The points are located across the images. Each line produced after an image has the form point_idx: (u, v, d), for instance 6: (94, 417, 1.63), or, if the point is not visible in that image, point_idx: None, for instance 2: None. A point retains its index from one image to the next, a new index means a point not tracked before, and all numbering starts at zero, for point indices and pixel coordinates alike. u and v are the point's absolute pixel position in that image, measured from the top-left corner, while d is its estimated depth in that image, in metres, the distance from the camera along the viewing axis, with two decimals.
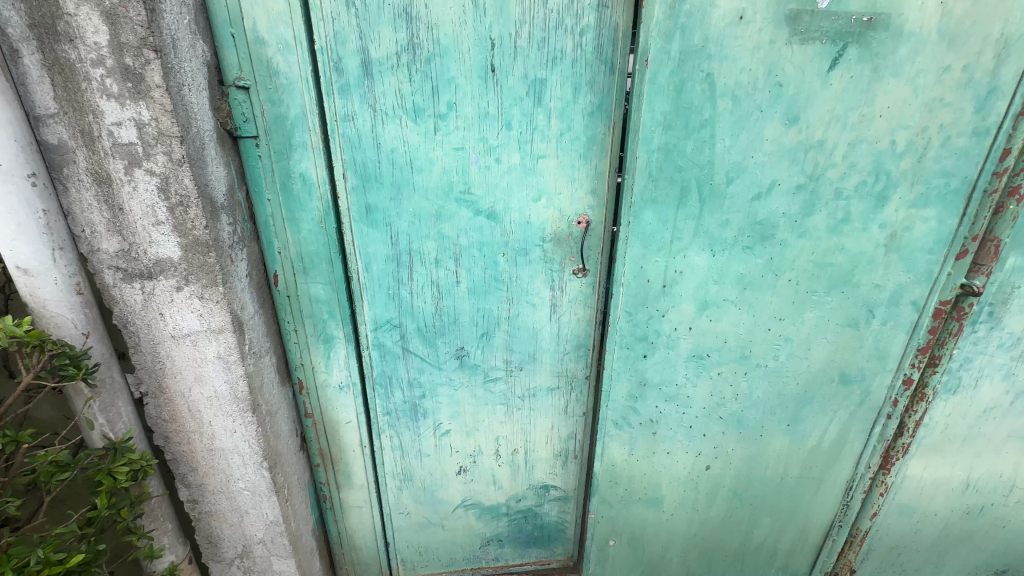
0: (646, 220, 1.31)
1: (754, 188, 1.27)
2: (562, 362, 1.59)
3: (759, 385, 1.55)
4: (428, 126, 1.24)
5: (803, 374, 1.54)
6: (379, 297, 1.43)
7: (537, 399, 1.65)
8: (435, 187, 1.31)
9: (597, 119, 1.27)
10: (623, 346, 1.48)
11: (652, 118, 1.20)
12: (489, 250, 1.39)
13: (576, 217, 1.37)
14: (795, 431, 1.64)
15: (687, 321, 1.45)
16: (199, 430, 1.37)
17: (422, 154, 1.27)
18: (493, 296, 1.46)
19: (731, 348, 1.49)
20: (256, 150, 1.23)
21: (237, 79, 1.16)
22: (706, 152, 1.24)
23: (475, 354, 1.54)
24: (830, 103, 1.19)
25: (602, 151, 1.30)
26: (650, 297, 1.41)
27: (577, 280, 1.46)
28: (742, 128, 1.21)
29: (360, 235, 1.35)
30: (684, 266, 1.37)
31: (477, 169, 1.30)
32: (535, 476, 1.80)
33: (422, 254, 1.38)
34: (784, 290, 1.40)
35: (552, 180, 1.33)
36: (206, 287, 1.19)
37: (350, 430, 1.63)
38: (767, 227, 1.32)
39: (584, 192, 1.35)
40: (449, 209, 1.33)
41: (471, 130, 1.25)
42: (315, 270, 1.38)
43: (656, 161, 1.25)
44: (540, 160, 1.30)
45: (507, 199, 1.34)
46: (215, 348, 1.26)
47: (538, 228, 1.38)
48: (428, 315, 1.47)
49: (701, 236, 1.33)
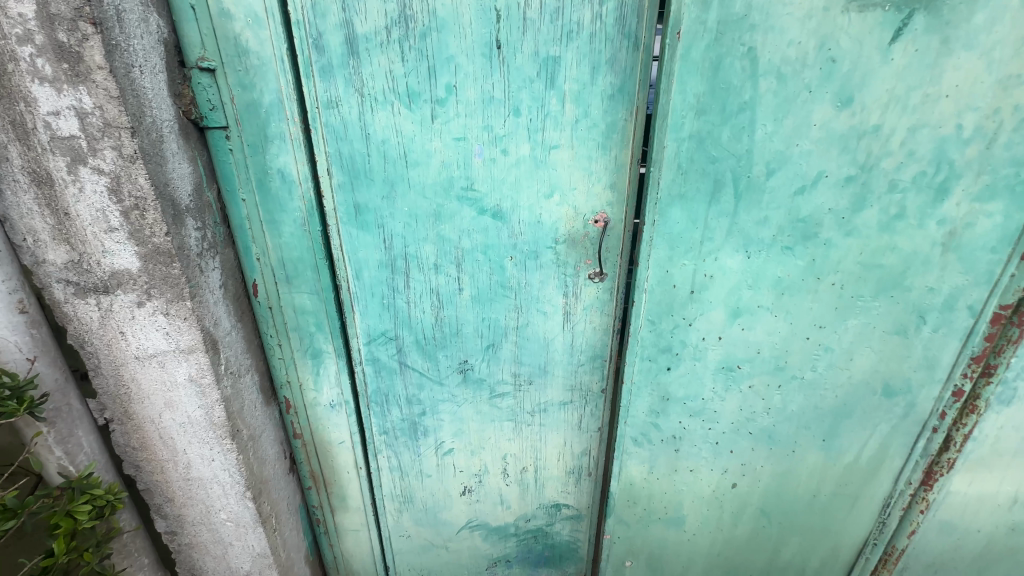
0: (673, 219, 1.16)
1: (797, 181, 1.12)
2: (575, 375, 1.44)
3: (793, 399, 1.41)
4: (424, 114, 1.07)
5: (843, 387, 1.39)
6: (371, 307, 1.27)
7: (548, 414, 1.51)
8: (433, 183, 1.14)
9: (618, 103, 1.10)
10: (644, 358, 1.34)
11: (683, 101, 1.04)
12: (495, 254, 1.24)
13: (592, 215, 1.22)
14: (830, 446, 1.50)
15: (717, 331, 1.30)
16: (174, 457, 1.23)
17: (418, 146, 1.10)
18: (499, 305, 1.30)
19: (764, 359, 1.34)
20: (226, 143, 1.07)
21: (200, 59, 0.99)
22: (744, 140, 1.07)
23: (480, 368, 1.40)
24: (889, 82, 1.03)
25: (623, 140, 1.14)
26: (676, 305, 1.26)
27: (593, 285, 1.30)
28: (787, 112, 1.05)
29: (349, 239, 1.19)
30: (715, 269, 1.22)
31: (481, 163, 1.14)
32: (545, 495, 1.66)
33: (419, 259, 1.22)
34: (826, 295, 1.25)
35: (566, 175, 1.17)
36: (171, 302, 1.04)
37: (344, 451, 1.49)
38: (810, 225, 1.17)
39: (602, 187, 1.19)
40: (450, 208, 1.17)
41: (474, 118, 1.09)
42: (299, 278, 1.22)
43: (686, 150, 1.09)
44: (553, 151, 1.14)
45: (514, 196, 1.18)
46: (186, 370, 1.11)
47: (550, 229, 1.22)
48: (427, 326, 1.31)
49: (735, 235, 1.18)
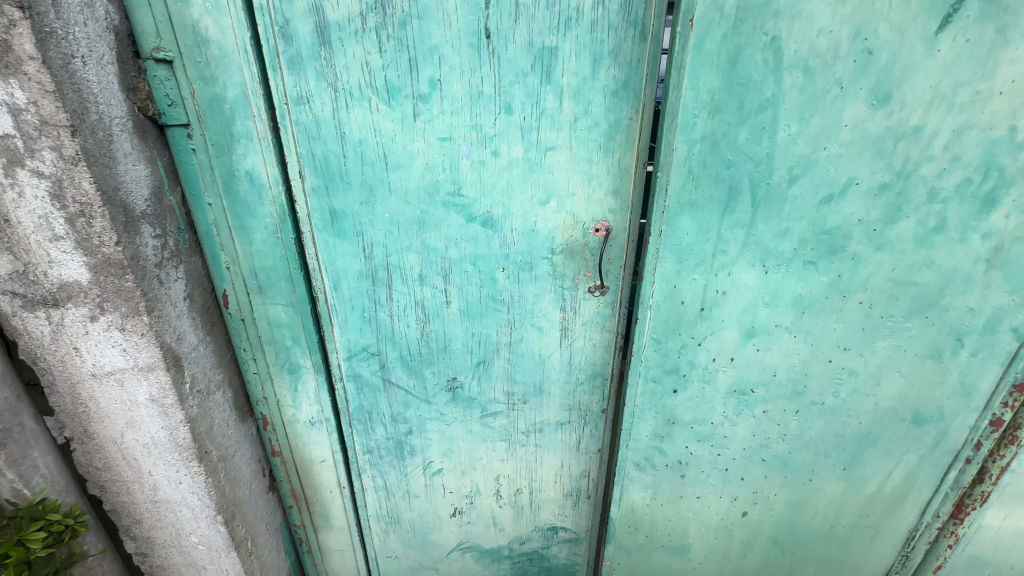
0: (682, 230, 1.04)
1: (824, 189, 0.99)
2: (573, 394, 1.34)
3: (812, 425, 1.29)
4: (405, 111, 0.97)
5: (867, 414, 1.27)
6: (351, 321, 1.17)
7: (543, 434, 1.41)
8: (416, 188, 1.04)
9: (623, 100, 0.99)
10: (648, 379, 1.23)
11: (696, 97, 0.92)
12: (485, 265, 1.13)
13: (593, 223, 1.10)
14: (851, 475, 1.38)
15: (729, 351, 1.18)
16: (140, 479, 1.15)
17: (399, 146, 1.00)
18: (490, 319, 1.20)
19: (781, 382, 1.22)
20: (188, 142, 0.98)
21: (156, 49, 0.90)
22: (764, 142, 0.95)
23: (470, 386, 1.29)
24: (934, 77, 0.89)
25: (628, 141, 1.03)
26: (683, 323, 1.15)
27: (593, 299, 1.19)
28: (814, 110, 0.92)
29: (325, 247, 1.09)
30: (728, 285, 1.10)
31: (470, 165, 1.03)
32: (541, 518, 1.56)
33: (402, 270, 1.12)
34: (852, 315, 1.13)
35: (564, 179, 1.06)
36: (126, 317, 0.95)
37: (326, 470, 1.40)
38: (837, 237, 1.04)
39: (604, 193, 1.08)
40: (436, 215, 1.07)
41: (461, 116, 0.98)
42: (273, 288, 1.13)
43: (698, 153, 0.97)
44: (549, 153, 1.03)
45: (506, 203, 1.07)
46: (147, 389, 1.02)
47: (546, 238, 1.11)
48: (412, 341, 1.21)
49: (752, 248, 1.06)
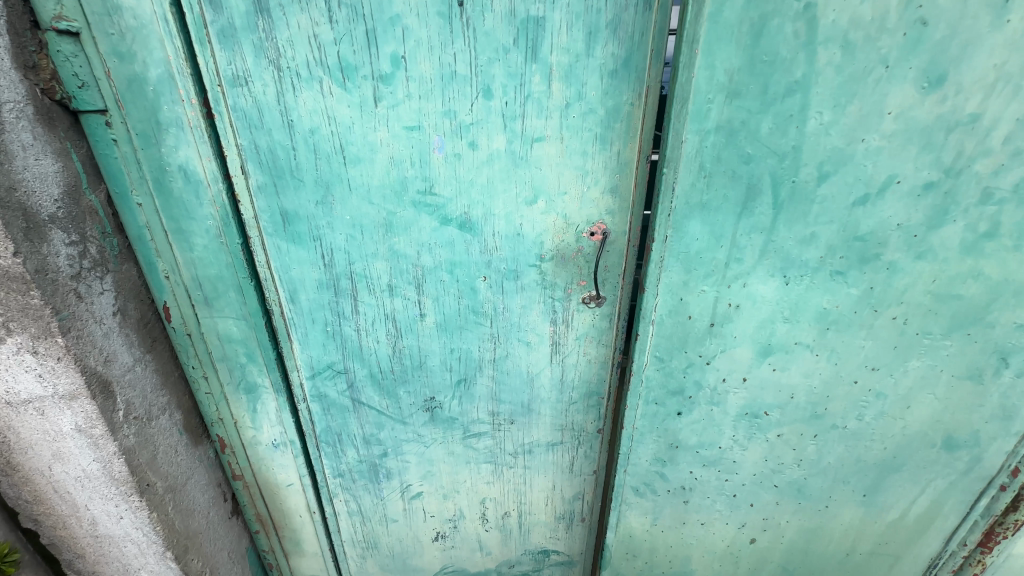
0: (691, 236, 0.90)
1: (858, 188, 0.84)
2: (566, 413, 1.20)
3: (831, 450, 1.15)
4: (363, 95, 0.81)
5: (894, 438, 1.13)
6: (313, 336, 1.03)
7: (533, 456, 1.28)
8: (381, 185, 0.89)
9: (622, 82, 0.83)
10: (650, 401, 1.09)
11: (710, 79, 0.76)
12: (464, 273, 0.98)
13: (587, 226, 0.96)
14: (871, 502, 1.25)
15: (741, 371, 1.04)
16: (76, 513, 1.02)
17: (358, 137, 0.85)
18: (470, 334, 1.06)
19: (798, 405, 1.08)
20: (107, 132, 0.83)
21: (58, 19, 0.75)
22: (791, 133, 0.80)
23: (450, 406, 1.16)
24: (1000, 54, 0.73)
25: (628, 131, 0.88)
26: (690, 340, 1.01)
27: (587, 310, 1.05)
28: (851, 95, 0.77)
29: (278, 254, 0.94)
30: (743, 298, 0.96)
31: (443, 159, 0.87)
32: (531, 541, 1.44)
33: (368, 279, 0.97)
34: (883, 331, 0.99)
35: (553, 176, 0.91)
36: (37, 338, 0.81)
37: (294, 494, 1.27)
38: (870, 244, 0.90)
39: (599, 191, 0.93)
40: (405, 217, 0.92)
41: (430, 101, 0.83)
42: (220, 300, 0.98)
43: (711, 146, 0.81)
44: (536, 145, 0.88)
45: (487, 203, 0.92)
46: (71, 418, 0.89)
47: (534, 243, 0.97)
48: (383, 359, 1.07)
49: (770, 256, 0.91)
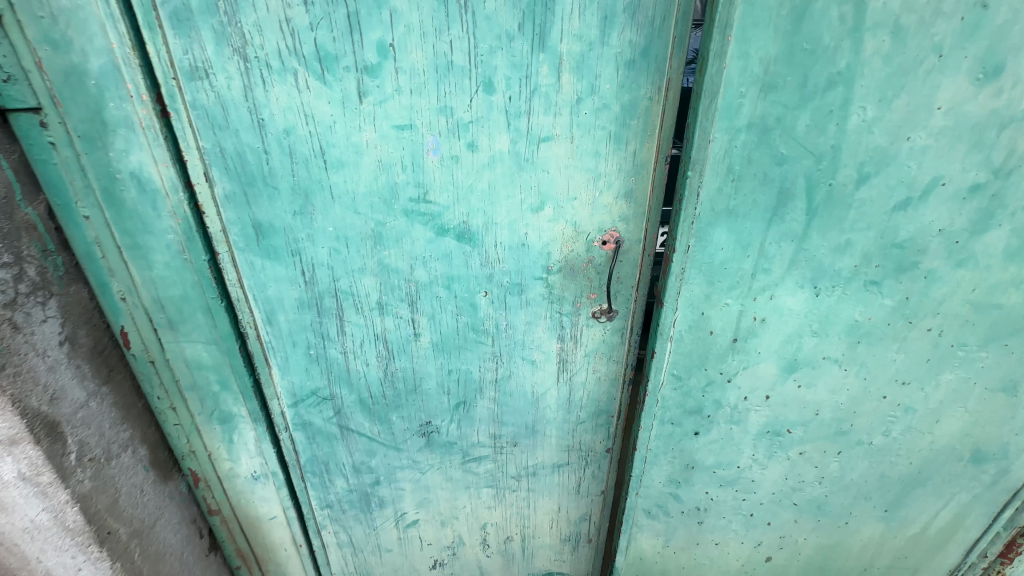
0: (715, 245, 0.81)
1: (900, 192, 0.76)
2: (573, 434, 1.12)
3: (854, 467, 1.09)
4: (346, 90, 0.70)
5: (920, 453, 1.07)
6: (294, 360, 0.92)
7: (537, 478, 1.19)
8: (367, 192, 0.78)
9: (640, 73, 0.74)
10: (665, 421, 1.01)
11: (743, 70, 0.67)
12: (463, 288, 0.89)
13: (598, 234, 0.87)
14: (892, 517, 1.19)
15: (765, 389, 0.96)
16: (27, 566, 0.90)
17: (340, 138, 0.74)
18: (470, 353, 0.96)
19: (823, 422, 1.01)
20: (43, 134, 0.71)
21: None
22: (830, 131, 0.71)
23: (448, 430, 1.06)
24: None
25: (646, 128, 0.78)
26: (711, 356, 0.92)
27: (598, 325, 0.96)
28: (899, 88, 0.68)
29: (252, 271, 0.83)
30: (769, 311, 0.88)
31: (438, 162, 0.77)
32: (535, 565, 1.36)
33: (355, 296, 0.87)
34: (916, 343, 0.91)
35: (562, 179, 0.81)
36: None
37: (278, 527, 1.16)
38: (909, 251, 0.82)
39: (613, 196, 0.84)
40: (396, 228, 0.82)
41: (423, 97, 0.72)
42: (187, 323, 0.87)
43: (741, 146, 0.73)
44: (543, 145, 0.78)
45: (488, 210, 0.82)
46: (11, 465, 0.77)
47: (540, 254, 0.87)
48: (373, 383, 0.97)
49: (801, 266, 0.83)
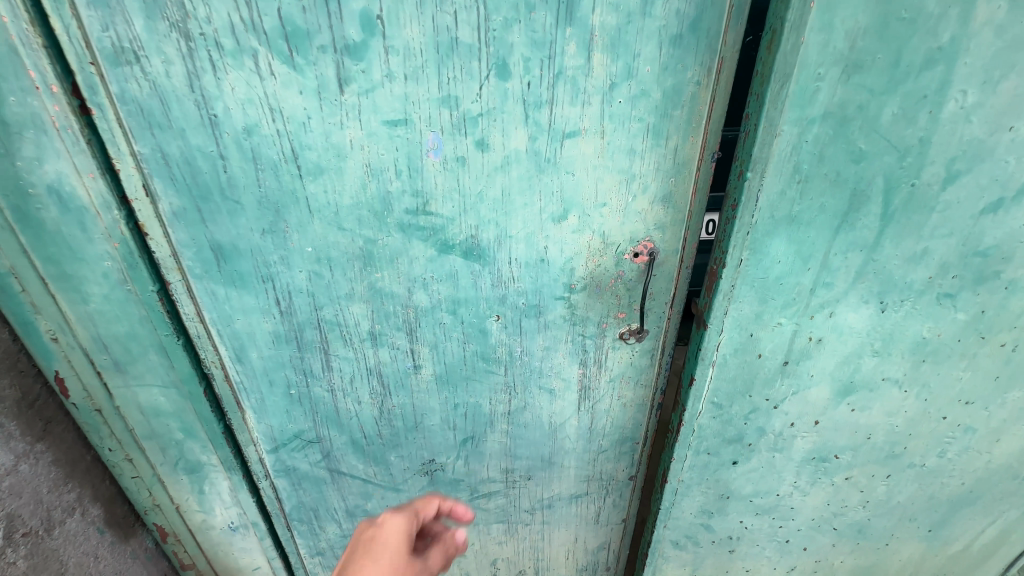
0: (772, 258, 0.68)
1: (992, 191, 0.64)
2: (594, 464, 1.00)
3: (902, 489, 0.99)
4: (322, 76, 0.55)
5: (974, 473, 0.97)
6: (272, 401, 0.78)
7: (554, 511, 1.07)
8: (353, 204, 0.63)
9: (689, 51, 0.60)
10: (701, 450, 0.90)
11: (823, 46, 0.54)
12: (470, 312, 0.75)
13: (630, 245, 0.73)
14: (936, 537, 1.10)
15: (814, 414, 0.85)
16: None
17: (317, 137, 0.58)
18: (479, 384, 0.82)
19: (874, 445, 0.91)
20: None
21: None
22: (920, 121, 0.59)
23: (454, 467, 0.93)
24: None
25: (692, 119, 0.64)
26: (757, 382, 0.81)
27: (625, 348, 0.83)
28: (1009, 67, 0.56)
29: (213, 301, 0.68)
30: (826, 330, 0.76)
31: (440, 165, 0.62)
32: None
33: (342, 327, 0.72)
34: (986, 360, 0.81)
35: (589, 183, 0.67)
36: None
37: None
38: (992, 260, 0.70)
39: (649, 201, 0.70)
40: (389, 246, 0.67)
41: (421, 84, 0.57)
42: (138, 365, 0.72)
43: (812, 140, 0.59)
44: (567, 142, 0.64)
45: (501, 221, 0.68)
46: None
47: (561, 271, 0.74)
48: (367, 422, 0.83)
49: (868, 280, 0.71)
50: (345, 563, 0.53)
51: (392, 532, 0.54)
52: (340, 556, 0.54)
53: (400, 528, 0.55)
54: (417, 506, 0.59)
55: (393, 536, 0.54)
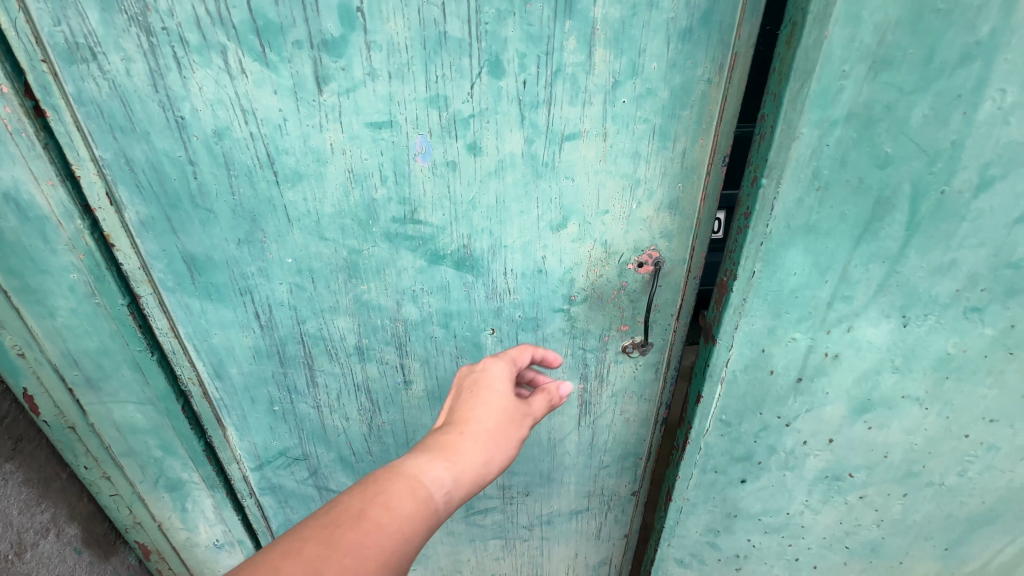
0: (787, 270, 0.63)
1: None
2: (595, 479, 0.95)
3: (918, 508, 0.94)
4: (298, 74, 0.51)
5: (997, 492, 0.92)
6: (254, 418, 0.74)
7: (553, 526, 1.03)
8: (336, 212, 0.59)
9: (701, 46, 0.55)
10: (708, 468, 0.85)
11: (849, 40, 0.49)
12: (463, 325, 0.70)
13: (634, 254, 0.68)
14: (953, 556, 1.04)
15: (828, 432, 0.80)
16: None
17: (294, 140, 0.54)
18: None
19: (891, 464, 0.86)
20: None
21: None
22: (953, 123, 0.54)
23: None
24: None
25: (702, 120, 0.59)
26: (768, 399, 0.76)
27: (629, 362, 0.79)
28: None
29: (188, 315, 0.64)
30: (844, 346, 0.71)
31: (429, 171, 0.58)
32: None
33: (327, 341, 0.68)
34: (1015, 378, 0.75)
35: (590, 189, 0.62)
36: None
37: None
38: None
39: (655, 207, 0.65)
40: (375, 256, 0.63)
41: (406, 83, 0.53)
42: (111, 381, 0.68)
43: (834, 144, 0.54)
44: (566, 144, 0.59)
45: (495, 230, 0.63)
46: None
47: (560, 282, 0.69)
48: (355, 438, 0.79)
49: (890, 293, 0.66)
50: (455, 403, 0.54)
51: (494, 377, 0.56)
52: (448, 398, 0.56)
53: (502, 374, 0.56)
54: (513, 354, 0.60)
55: (497, 379, 0.55)
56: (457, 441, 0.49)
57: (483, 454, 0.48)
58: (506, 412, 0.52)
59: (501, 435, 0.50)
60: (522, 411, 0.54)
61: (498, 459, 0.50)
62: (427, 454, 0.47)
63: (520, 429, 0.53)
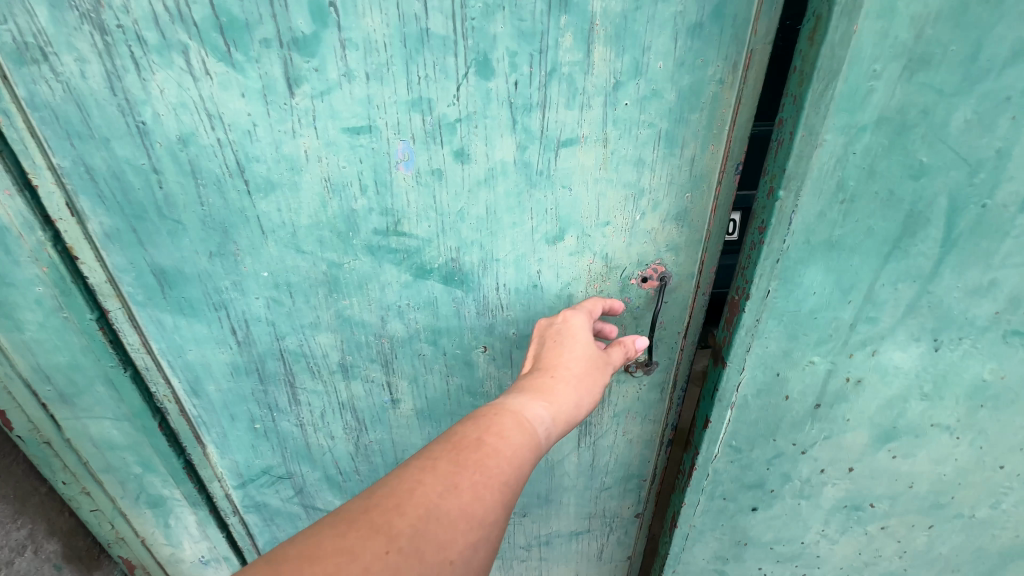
0: (806, 289, 0.58)
1: None
2: (596, 501, 0.90)
3: (945, 540, 0.87)
4: (267, 76, 0.46)
5: None
6: (236, 436, 0.71)
7: (552, 547, 0.98)
8: (313, 223, 0.55)
9: (712, 43, 0.49)
10: (717, 495, 0.80)
11: (882, 35, 0.43)
12: (453, 343, 0.66)
13: (637, 269, 0.63)
14: None
15: (848, 460, 0.74)
16: None
17: (266, 146, 0.50)
18: None
19: (916, 494, 0.79)
20: None
21: None
22: (999, 129, 0.47)
23: None
24: None
25: (713, 124, 0.53)
26: (783, 425, 0.70)
27: (632, 381, 0.74)
28: None
29: (161, 330, 0.60)
30: (867, 370, 0.65)
31: (413, 179, 0.53)
32: None
33: (308, 358, 0.64)
34: None
35: (590, 199, 0.57)
36: None
37: None
38: None
39: (660, 219, 0.59)
40: (357, 270, 0.58)
41: (386, 84, 0.48)
42: (85, 397, 0.65)
43: (862, 152, 0.49)
44: (563, 151, 0.54)
45: (486, 243, 0.59)
46: None
47: (557, 297, 0.64)
48: (342, 457, 0.75)
49: (921, 315, 0.60)
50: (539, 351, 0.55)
51: (577, 326, 0.56)
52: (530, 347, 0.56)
53: (584, 324, 0.56)
54: (588, 307, 0.60)
55: (580, 328, 0.56)
56: (552, 383, 0.49)
57: (577, 397, 0.49)
58: (591, 360, 0.53)
59: (589, 379, 0.51)
60: (604, 361, 0.55)
61: (586, 402, 0.50)
62: (527, 394, 0.48)
63: (604, 375, 0.54)
